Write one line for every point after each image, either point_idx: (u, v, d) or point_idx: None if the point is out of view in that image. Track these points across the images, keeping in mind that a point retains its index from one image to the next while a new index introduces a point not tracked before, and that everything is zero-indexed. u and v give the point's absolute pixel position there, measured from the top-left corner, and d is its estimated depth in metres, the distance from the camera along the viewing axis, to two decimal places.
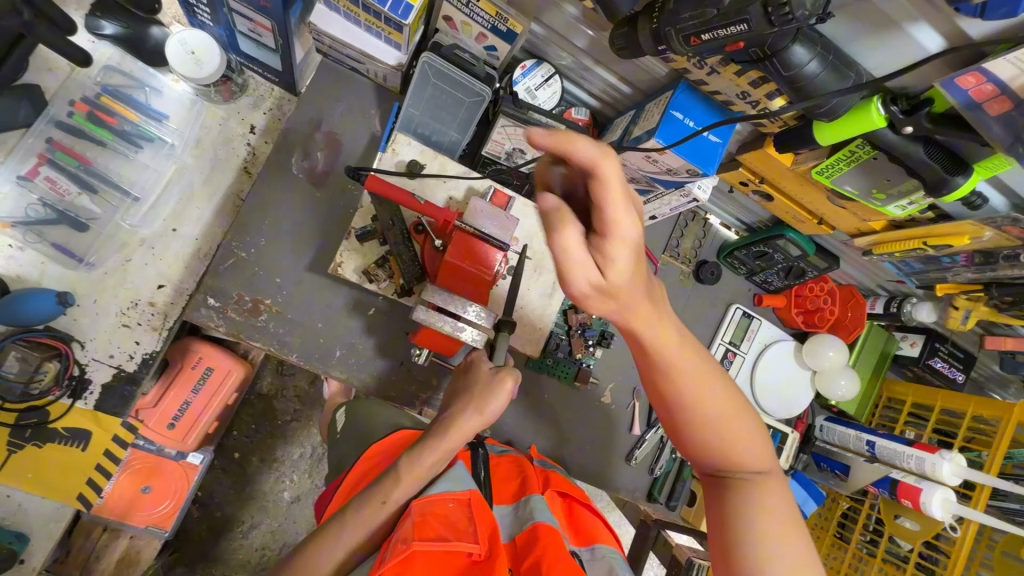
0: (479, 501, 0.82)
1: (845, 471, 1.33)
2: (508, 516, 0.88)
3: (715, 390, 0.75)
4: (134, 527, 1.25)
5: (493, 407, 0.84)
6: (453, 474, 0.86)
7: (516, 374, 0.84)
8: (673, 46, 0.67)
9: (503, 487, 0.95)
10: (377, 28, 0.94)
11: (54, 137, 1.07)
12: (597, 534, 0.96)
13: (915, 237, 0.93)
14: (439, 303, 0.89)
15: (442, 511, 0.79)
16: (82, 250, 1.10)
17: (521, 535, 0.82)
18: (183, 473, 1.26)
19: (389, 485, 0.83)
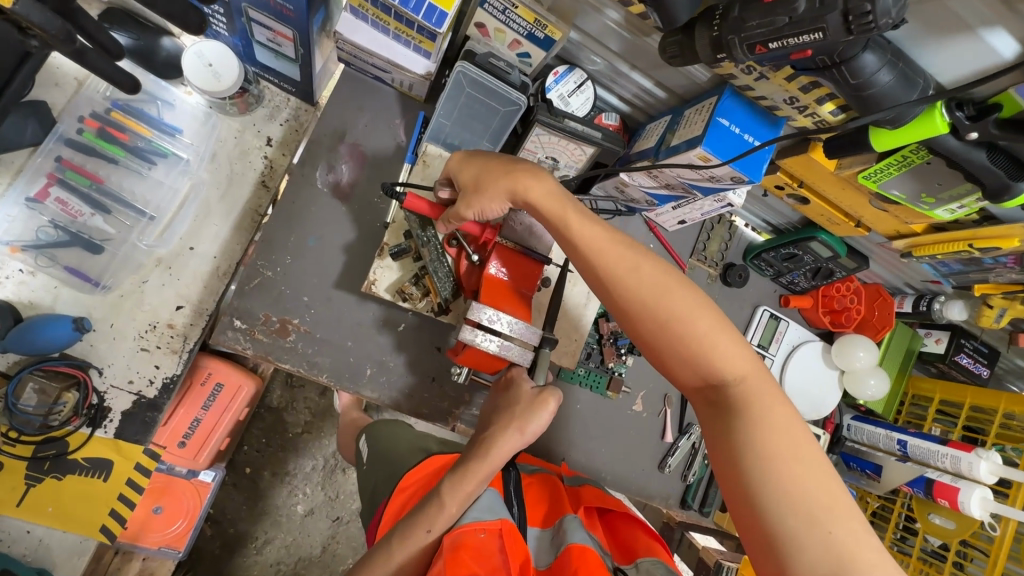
0: (512, 532, 0.75)
1: (877, 470, 1.33)
2: (544, 538, 0.84)
3: (728, 348, 0.71)
4: (146, 549, 1.20)
5: (534, 426, 0.81)
6: (484, 503, 0.78)
7: (559, 394, 0.83)
8: (734, 54, 0.65)
9: (540, 508, 0.91)
10: (406, 37, 0.91)
11: (64, 156, 1.02)
12: (638, 545, 0.89)
13: (959, 239, 0.92)
14: (484, 321, 0.84)
15: (474, 543, 0.72)
16: (99, 274, 1.07)
17: (558, 558, 0.77)
18: (194, 491, 1.23)
19: (429, 514, 0.77)
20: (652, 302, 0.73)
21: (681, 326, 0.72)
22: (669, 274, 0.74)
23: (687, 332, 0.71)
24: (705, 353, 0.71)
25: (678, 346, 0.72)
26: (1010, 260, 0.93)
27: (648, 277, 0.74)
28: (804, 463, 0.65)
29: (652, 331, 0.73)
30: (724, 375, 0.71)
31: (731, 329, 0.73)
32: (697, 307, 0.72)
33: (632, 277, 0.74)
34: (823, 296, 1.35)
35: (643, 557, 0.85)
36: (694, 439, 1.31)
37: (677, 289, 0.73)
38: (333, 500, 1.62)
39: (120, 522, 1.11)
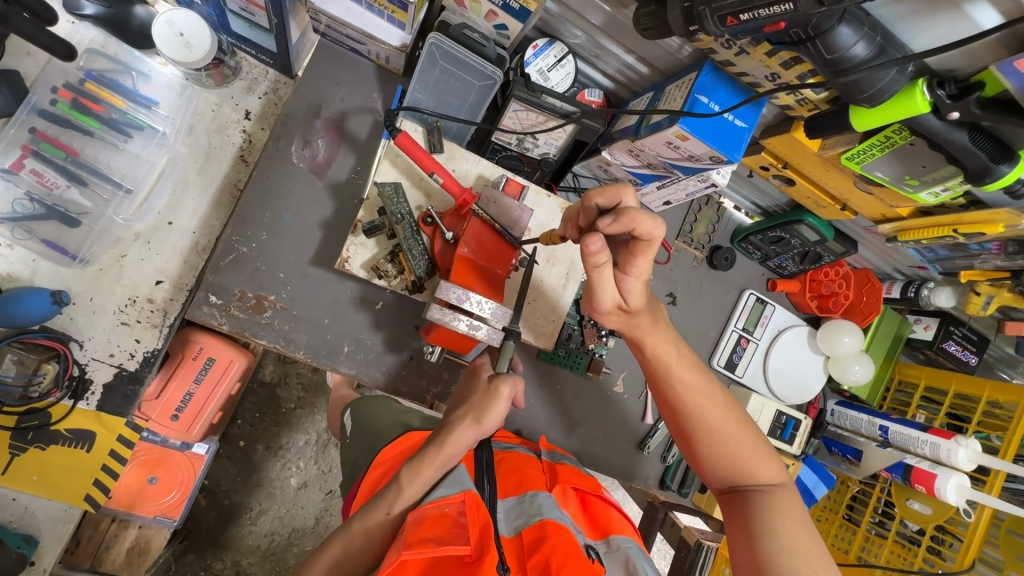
0: (475, 501, 0.76)
1: (858, 455, 1.33)
2: (511, 509, 0.83)
3: (736, 421, 0.84)
4: (142, 518, 1.23)
5: (492, 416, 0.78)
6: (452, 479, 0.80)
7: (514, 381, 0.78)
8: (706, 26, 0.63)
9: (510, 482, 0.89)
10: (379, 7, 0.88)
11: (37, 127, 1.00)
12: (607, 520, 0.89)
13: (944, 224, 0.89)
14: (453, 300, 0.83)
15: (436, 515, 0.74)
16: (77, 248, 1.06)
17: (527, 529, 0.77)
18: (189, 462, 1.25)
19: (390, 497, 0.79)
20: (698, 403, 0.83)
21: (714, 424, 0.84)
22: (683, 358, 0.84)
23: (717, 426, 0.83)
24: (717, 426, 0.83)
25: (698, 418, 0.83)
26: (996, 246, 0.91)
27: (687, 375, 0.84)
28: (803, 528, 0.77)
29: (690, 427, 0.84)
30: (749, 469, 0.83)
31: (754, 427, 0.86)
32: (732, 410, 0.84)
33: (677, 375, 0.84)
34: (810, 280, 1.33)
35: (617, 533, 0.86)
36: None
37: (718, 392, 0.85)
38: (325, 473, 1.65)
39: (104, 491, 1.13)
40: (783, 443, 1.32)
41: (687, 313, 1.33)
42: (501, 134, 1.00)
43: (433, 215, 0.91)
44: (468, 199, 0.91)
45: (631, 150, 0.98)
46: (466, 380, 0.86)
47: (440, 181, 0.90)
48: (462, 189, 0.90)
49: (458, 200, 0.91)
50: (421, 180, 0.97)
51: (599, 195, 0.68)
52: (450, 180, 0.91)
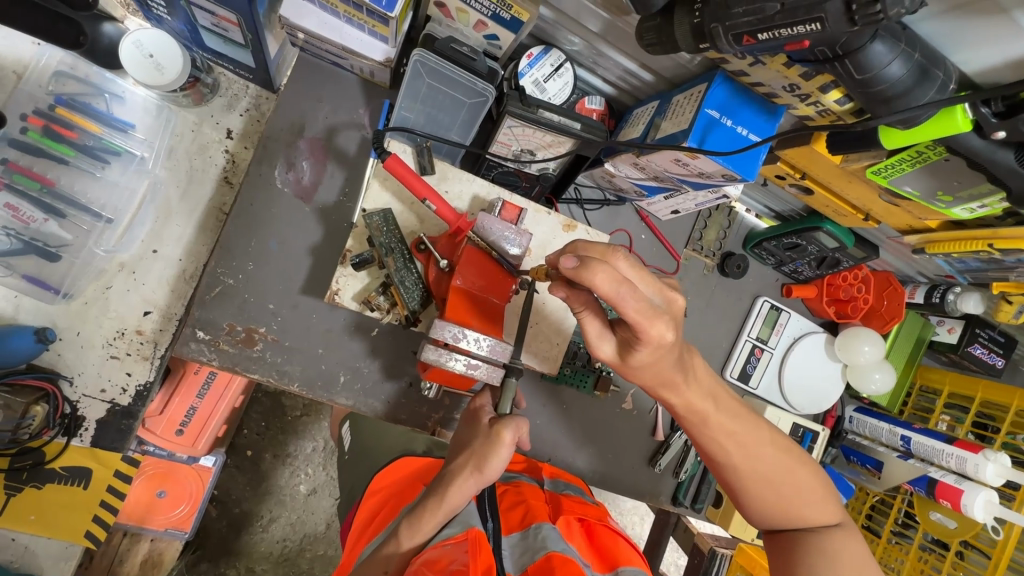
0: (478, 537, 0.71)
1: (878, 466, 1.28)
2: (516, 546, 0.78)
3: (782, 462, 0.78)
4: (153, 531, 1.21)
5: (493, 465, 0.73)
6: (461, 518, 0.76)
7: (517, 426, 0.73)
8: (719, 44, 0.56)
9: (515, 516, 0.84)
10: (359, 21, 0.81)
11: (7, 158, 0.95)
12: (616, 549, 0.81)
13: (978, 237, 0.83)
14: (448, 339, 0.78)
15: (437, 558, 0.68)
16: (58, 282, 1.01)
17: (533, 565, 0.72)
18: (197, 475, 1.23)
19: (388, 552, 0.74)
20: (744, 451, 0.77)
21: (760, 470, 0.78)
22: (718, 403, 0.76)
23: (762, 472, 0.78)
24: (763, 470, 0.78)
25: (742, 463, 0.78)
26: None
27: (727, 425, 0.77)
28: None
29: (734, 475, 0.79)
30: (798, 512, 0.79)
31: (805, 465, 0.81)
32: (781, 452, 0.79)
33: (720, 424, 0.76)
34: (828, 285, 1.27)
35: (625, 564, 0.77)
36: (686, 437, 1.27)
37: (766, 437, 0.79)
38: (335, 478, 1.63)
39: (104, 527, 1.10)
40: None
41: (696, 324, 1.27)
42: (496, 151, 0.94)
43: (427, 243, 0.86)
44: (467, 227, 0.85)
45: (635, 164, 0.92)
46: (467, 424, 0.81)
47: (432, 207, 0.84)
48: (457, 213, 0.85)
49: (453, 227, 0.85)
50: (411, 204, 0.91)
51: (588, 249, 0.60)
52: (444, 206, 0.84)
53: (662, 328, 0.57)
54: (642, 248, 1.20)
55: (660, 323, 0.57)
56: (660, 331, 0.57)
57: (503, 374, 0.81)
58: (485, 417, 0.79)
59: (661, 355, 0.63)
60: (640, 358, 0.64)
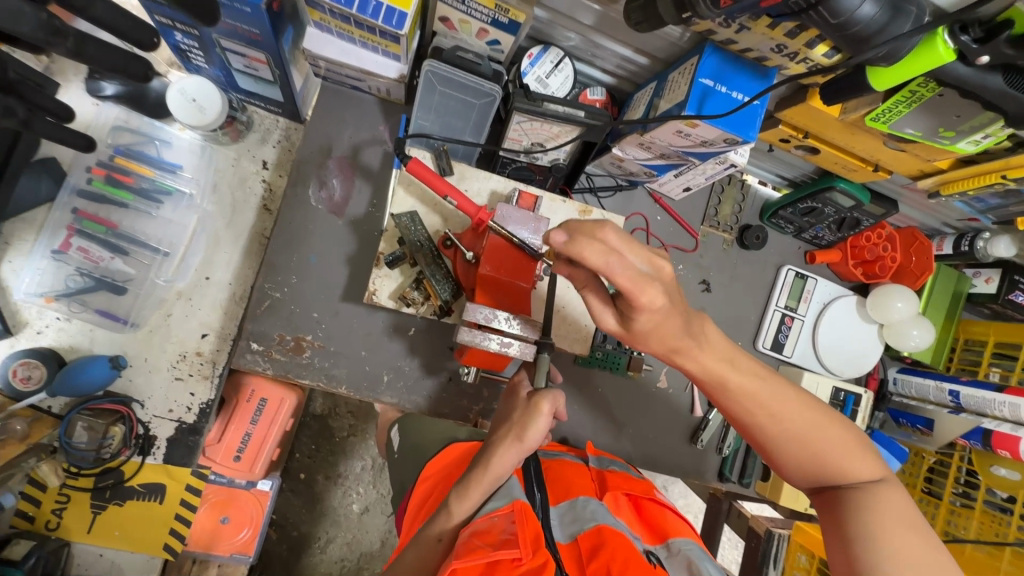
0: (525, 510, 0.74)
1: (928, 424, 1.25)
2: (564, 515, 0.81)
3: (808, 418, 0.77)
4: (219, 556, 1.24)
5: (532, 434, 0.77)
6: (505, 490, 0.79)
7: (553, 399, 0.77)
8: (700, 11, 0.61)
9: (561, 487, 0.87)
10: (373, 43, 0.90)
11: (79, 207, 1.09)
12: (666, 522, 0.84)
13: (991, 171, 0.84)
14: (480, 320, 0.84)
15: (487, 528, 0.72)
16: (127, 313, 1.13)
17: (582, 534, 0.74)
18: (256, 499, 1.23)
19: (440, 523, 0.79)
20: (772, 411, 0.77)
21: (787, 426, 0.77)
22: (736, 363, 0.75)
23: (788, 428, 0.77)
24: (789, 426, 0.77)
25: (765, 420, 0.77)
26: None
27: (746, 384, 0.76)
28: (904, 528, 0.70)
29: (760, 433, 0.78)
30: (834, 467, 0.77)
31: (840, 423, 0.79)
32: (808, 408, 0.77)
33: (742, 385, 0.76)
34: (852, 247, 1.28)
35: (675, 535, 0.81)
36: None
37: (790, 394, 0.78)
38: (385, 496, 1.68)
39: (179, 538, 1.18)
40: None
41: (721, 299, 1.29)
42: (508, 147, 1.00)
43: (452, 239, 0.93)
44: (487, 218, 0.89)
45: (641, 144, 0.96)
46: (505, 402, 0.85)
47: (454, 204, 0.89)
48: (477, 207, 0.89)
49: (475, 219, 0.90)
50: (433, 204, 0.98)
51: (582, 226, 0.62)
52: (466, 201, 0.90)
53: (648, 294, 0.58)
54: (659, 229, 1.24)
55: (647, 290, 0.58)
56: (650, 297, 0.59)
57: (535, 354, 0.85)
58: (521, 393, 0.83)
59: (659, 323, 0.65)
60: (640, 325, 0.66)
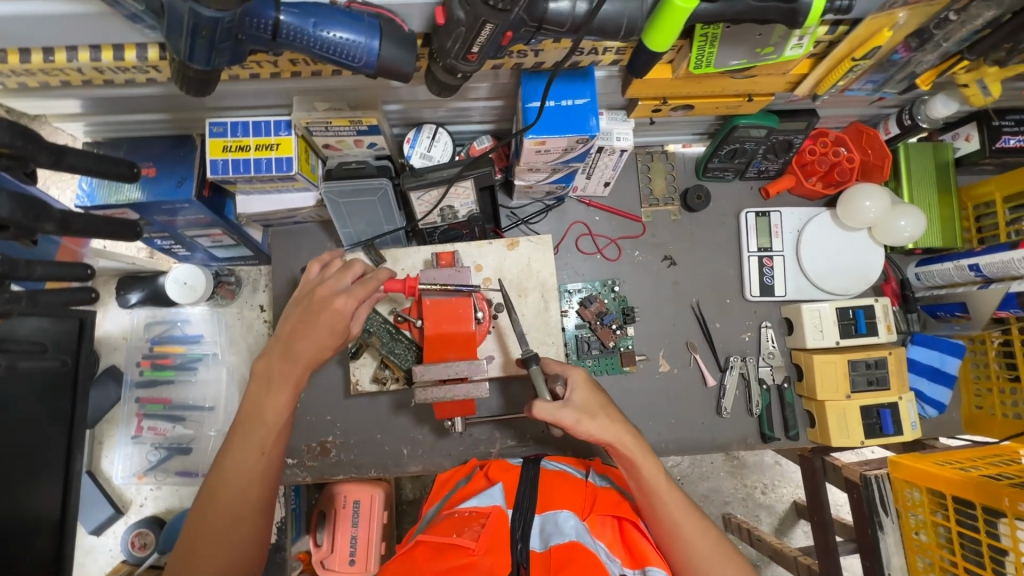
0: (498, 515, 0.83)
1: (965, 309, 1.14)
2: (541, 528, 0.83)
3: (693, 520, 0.84)
4: None
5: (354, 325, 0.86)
6: (485, 496, 0.89)
7: (541, 398, 0.84)
8: (463, 68, 0.71)
9: (551, 498, 0.90)
10: (284, 187, 1.08)
11: (140, 395, 1.36)
12: (648, 550, 0.82)
13: (842, 59, 0.84)
14: (434, 376, 0.96)
15: (463, 520, 0.83)
16: (198, 467, 1.35)
17: (555, 546, 0.75)
18: None
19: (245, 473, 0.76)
20: (671, 512, 0.84)
21: (671, 517, 0.83)
22: (634, 443, 0.86)
23: (673, 521, 0.83)
24: (670, 522, 0.83)
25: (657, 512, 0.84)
26: (905, 49, 0.83)
27: (650, 469, 0.85)
28: None
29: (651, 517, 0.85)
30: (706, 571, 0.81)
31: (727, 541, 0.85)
32: (691, 510, 0.85)
33: (650, 478, 0.85)
34: (800, 167, 1.23)
35: (654, 564, 0.79)
36: (740, 370, 1.24)
37: (677, 495, 0.85)
38: None
39: None
40: (865, 337, 1.17)
41: (692, 267, 1.29)
42: (424, 219, 1.13)
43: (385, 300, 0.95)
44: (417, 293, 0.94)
45: (530, 169, 1.05)
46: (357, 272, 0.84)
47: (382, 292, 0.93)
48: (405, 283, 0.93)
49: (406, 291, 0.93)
50: None
51: None
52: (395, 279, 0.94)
53: (567, 418, 0.83)
54: (602, 228, 1.29)
55: (566, 411, 0.83)
56: (565, 415, 0.83)
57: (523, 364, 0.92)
58: (359, 272, 0.84)
59: None
60: None
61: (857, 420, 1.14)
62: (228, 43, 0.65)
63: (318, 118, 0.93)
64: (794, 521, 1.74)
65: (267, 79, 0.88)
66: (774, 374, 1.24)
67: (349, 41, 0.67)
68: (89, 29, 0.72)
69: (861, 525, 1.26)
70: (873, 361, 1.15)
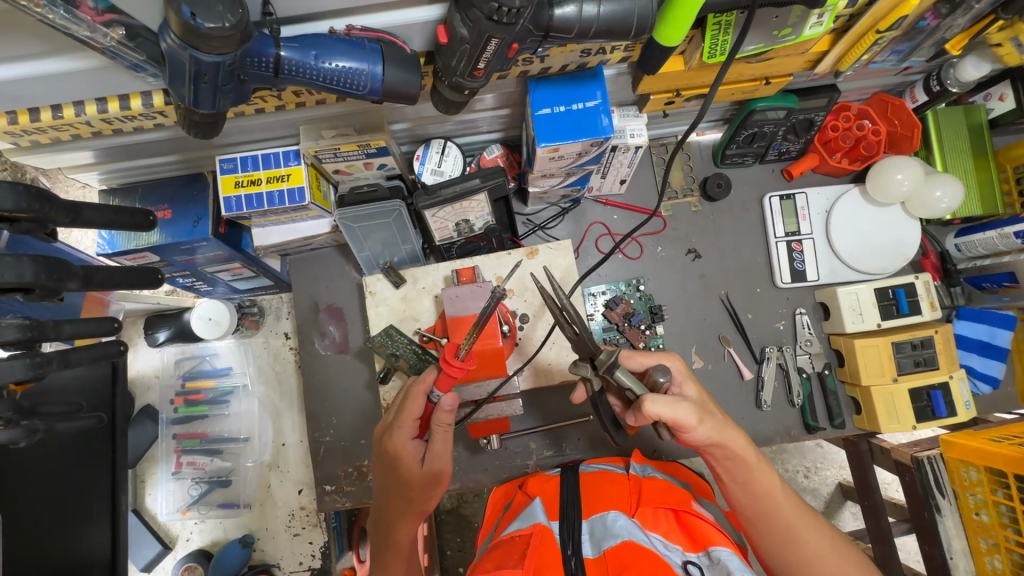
0: (542, 532, 0.80)
1: (1014, 279, 1.09)
2: (590, 534, 0.79)
3: (814, 526, 0.79)
4: None
5: (433, 461, 0.90)
6: (525, 516, 0.85)
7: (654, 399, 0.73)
8: (470, 85, 0.69)
9: (596, 503, 0.87)
10: (299, 216, 1.08)
11: (177, 432, 1.38)
12: (710, 530, 0.78)
13: (865, 32, 0.80)
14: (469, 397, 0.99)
15: (507, 544, 0.79)
16: (239, 497, 1.37)
17: (610, 549, 0.73)
18: None
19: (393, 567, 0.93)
20: (787, 516, 0.79)
21: (790, 522, 0.79)
22: (747, 448, 0.81)
23: (791, 525, 0.79)
24: (788, 528, 0.79)
25: (772, 517, 0.79)
26: (931, 16, 0.79)
27: (763, 472, 0.81)
28: None
29: (763, 522, 0.80)
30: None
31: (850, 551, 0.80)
32: (808, 516, 0.80)
33: (763, 484, 0.81)
34: (824, 144, 1.17)
35: (718, 543, 0.75)
36: (777, 361, 1.20)
37: (794, 499, 0.81)
38: None
39: None
40: (909, 317, 1.12)
41: (718, 258, 1.25)
42: (441, 235, 1.11)
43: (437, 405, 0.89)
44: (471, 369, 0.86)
45: (544, 175, 1.02)
46: (420, 405, 0.88)
47: (441, 399, 0.87)
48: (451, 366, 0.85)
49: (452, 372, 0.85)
50: (400, 311, 1.09)
51: None
52: (441, 374, 0.87)
53: (689, 416, 0.75)
54: (621, 227, 1.26)
55: (684, 408, 0.75)
56: (687, 413, 0.75)
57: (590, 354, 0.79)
58: (417, 405, 0.88)
59: None
60: None
61: (907, 403, 1.09)
62: (231, 85, 0.64)
63: (326, 145, 0.92)
64: (840, 503, 1.66)
65: (272, 112, 0.87)
66: (813, 362, 1.20)
67: (350, 70, 0.65)
68: (93, 83, 0.72)
69: (915, 507, 1.18)
70: (919, 342, 1.10)
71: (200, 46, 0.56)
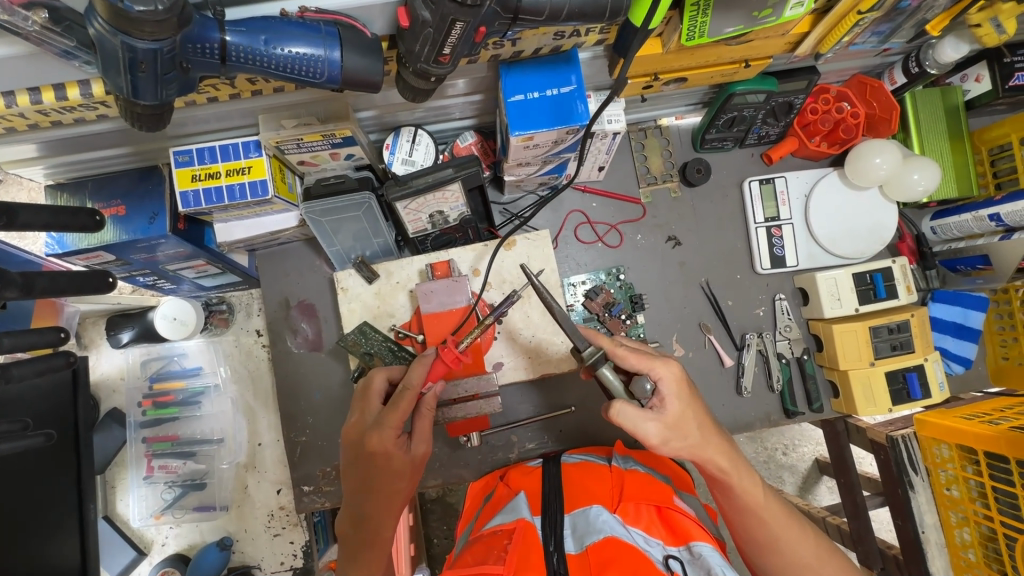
0: (525, 527, 0.78)
1: (988, 261, 1.10)
2: (573, 527, 0.79)
3: (794, 528, 0.83)
4: None
5: (419, 443, 0.87)
6: (510, 510, 0.84)
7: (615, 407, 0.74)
8: (436, 72, 0.65)
9: (580, 495, 0.86)
10: (264, 210, 1.02)
11: (147, 435, 1.32)
12: (691, 527, 0.78)
13: (847, 12, 0.77)
14: (460, 394, 0.97)
15: (491, 540, 0.77)
16: (216, 500, 1.33)
17: (591, 545, 0.72)
18: None
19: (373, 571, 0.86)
20: (770, 522, 0.82)
21: (766, 535, 0.83)
22: (735, 458, 0.81)
23: (774, 531, 0.82)
24: (772, 533, 0.82)
25: (757, 523, 0.82)
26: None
27: (752, 484, 0.82)
28: None
29: (747, 526, 0.83)
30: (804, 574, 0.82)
31: (825, 540, 0.86)
32: (790, 517, 0.84)
33: (751, 496, 0.82)
34: (803, 127, 1.15)
35: (699, 538, 0.75)
36: (757, 347, 1.20)
37: (778, 505, 0.84)
38: None
39: None
40: (886, 302, 1.12)
41: (698, 245, 1.24)
42: (414, 228, 1.06)
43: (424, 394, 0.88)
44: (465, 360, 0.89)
45: (520, 164, 0.99)
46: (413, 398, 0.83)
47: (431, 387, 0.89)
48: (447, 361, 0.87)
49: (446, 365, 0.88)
50: (374, 307, 1.05)
51: None
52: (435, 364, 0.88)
53: (650, 435, 0.76)
54: (600, 215, 1.23)
55: (649, 427, 0.75)
56: (649, 433, 0.76)
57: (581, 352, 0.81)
58: (411, 402, 0.83)
59: None
60: None
61: (883, 386, 1.10)
62: (173, 73, 0.58)
63: (287, 136, 0.87)
64: (817, 478, 1.70)
65: (226, 101, 0.81)
66: (792, 348, 1.20)
67: (306, 56, 0.61)
68: (24, 72, 0.66)
69: (889, 485, 1.19)
70: (895, 326, 1.11)
71: (131, 31, 0.50)
